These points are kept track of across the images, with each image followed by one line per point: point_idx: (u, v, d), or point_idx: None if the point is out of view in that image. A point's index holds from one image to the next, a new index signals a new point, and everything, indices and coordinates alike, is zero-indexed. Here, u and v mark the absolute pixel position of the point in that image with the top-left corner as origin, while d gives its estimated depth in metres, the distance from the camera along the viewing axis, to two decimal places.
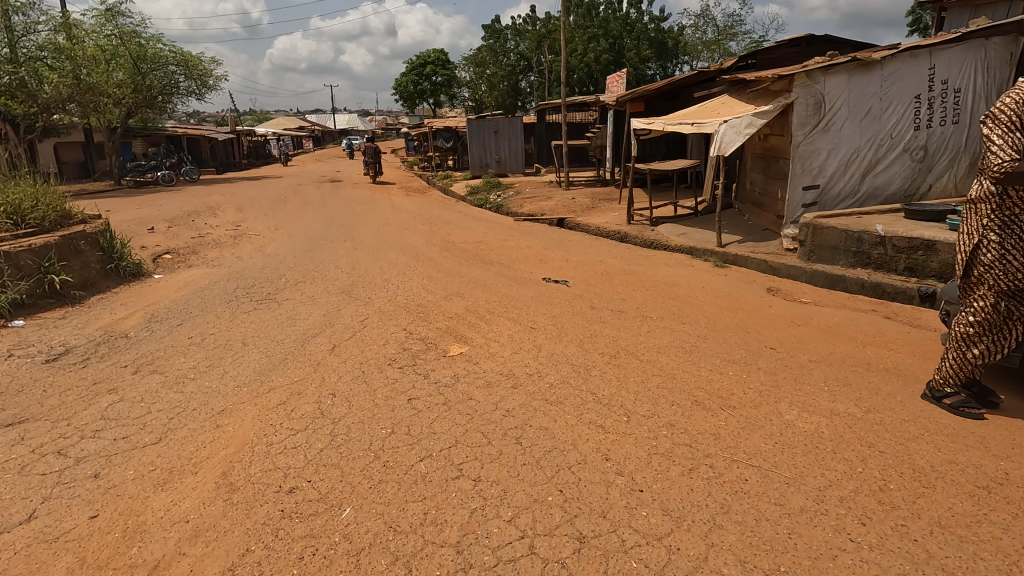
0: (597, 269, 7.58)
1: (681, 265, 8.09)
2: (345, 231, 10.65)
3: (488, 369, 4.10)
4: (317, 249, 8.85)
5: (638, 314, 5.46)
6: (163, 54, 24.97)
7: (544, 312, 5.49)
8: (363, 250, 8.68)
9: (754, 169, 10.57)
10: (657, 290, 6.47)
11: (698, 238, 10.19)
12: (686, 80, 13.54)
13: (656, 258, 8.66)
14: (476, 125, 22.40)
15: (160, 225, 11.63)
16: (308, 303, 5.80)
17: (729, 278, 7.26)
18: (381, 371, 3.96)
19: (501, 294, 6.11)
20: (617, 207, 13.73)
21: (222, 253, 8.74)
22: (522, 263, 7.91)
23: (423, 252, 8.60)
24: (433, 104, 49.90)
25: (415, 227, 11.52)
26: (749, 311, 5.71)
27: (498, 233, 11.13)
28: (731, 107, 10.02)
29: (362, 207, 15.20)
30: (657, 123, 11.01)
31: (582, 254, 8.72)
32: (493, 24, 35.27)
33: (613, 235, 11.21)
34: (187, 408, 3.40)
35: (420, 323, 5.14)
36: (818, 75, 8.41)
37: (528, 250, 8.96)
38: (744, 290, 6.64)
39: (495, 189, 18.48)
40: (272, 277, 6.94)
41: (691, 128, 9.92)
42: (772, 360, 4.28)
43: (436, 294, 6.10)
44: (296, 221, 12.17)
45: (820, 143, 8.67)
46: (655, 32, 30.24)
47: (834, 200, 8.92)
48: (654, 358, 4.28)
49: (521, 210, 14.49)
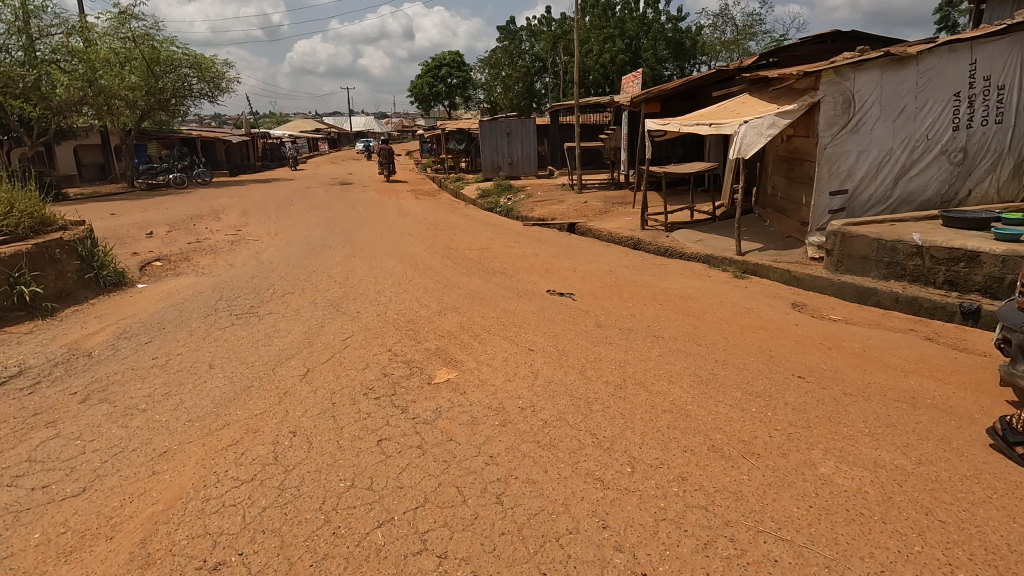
0: (607, 280, 7.08)
1: (697, 275, 7.55)
2: (346, 237, 10.28)
3: (476, 401, 3.63)
4: (314, 256, 8.48)
5: (648, 334, 4.96)
6: (177, 57, 25.04)
7: (545, 330, 5.01)
8: (362, 258, 8.29)
9: (775, 172, 9.96)
10: (671, 305, 5.96)
11: (715, 246, 9.61)
12: (704, 79, 12.95)
13: (670, 267, 8.12)
14: (488, 127, 21.99)
15: (161, 229, 11.39)
16: (291, 317, 5.40)
17: (749, 291, 6.71)
18: (354, 403, 3.50)
19: (500, 309, 5.65)
20: (631, 212, 13.20)
21: (215, 260, 8.42)
22: (527, 273, 7.46)
23: (424, 260, 8.19)
24: (448, 106, 49.72)
25: (420, 232, 11.12)
26: (773, 330, 5.17)
27: (505, 238, 10.68)
28: (751, 107, 9.44)
29: (369, 211, 14.87)
30: (672, 124, 10.46)
31: (591, 263, 8.23)
32: (507, 25, 34.91)
33: (626, 241, 10.69)
34: (126, 448, 2.97)
35: (409, 343, 4.70)
36: (847, 72, 7.81)
37: (534, 258, 8.49)
38: (766, 305, 6.09)
39: (506, 192, 18.05)
40: (260, 287, 6.57)
41: (709, 129, 9.36)
42: (801, 393, 3.74)
43: (430, 308, 5.66)
44: (299, 226, 11.86)
45: (849, 145, 8.05)
46: (673, 32, 29.60)
47: (863, 206, 8.30)
48: (665, 389, 3.77)
49: (531, 214, 14.02)
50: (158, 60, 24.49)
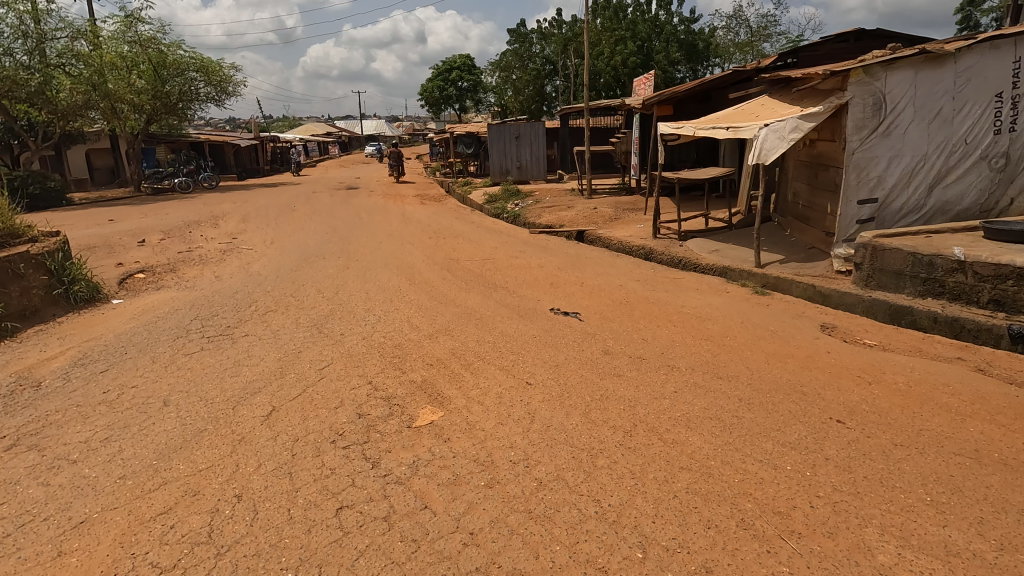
0: (618, 297, 6.53)
1: (714, 291, 7.00)
2: (343, 246, 9.82)
3: (461, 451, 3.12)
4: (306, 268, 8.03)
5: (662, 363, 4.42)
6: (183, 60, 24.87)
7: (545, 358, 4.49)
8: (356, 270, 7.82)
9: (798, 179, 9.36)
10: (686, 327, 5.42)
11: (733, 257, 9.02)
12: (720, 81, 12.37)
13: (684, 281, 7.57)
14: (497, 131, 21.51)
15: (155, 237, 11.02)
16: (269, 340, 4.93)
17: (772, 310, 6.15)
18: (318, 455, 3.00)
19: (498, 332, 5.13)
20: (642, 219, 12.64)
21: (202, 271, 8.00)
22: (531, 287, 6.94)
23: (422, 272, 7.71)
24: (458, 109, 49.35)
25: (421, 241, 10.64)
26: (802, 358, 4.62)
27: (509, 248, 10.17)
28: (772, 109, 8.86)
29: (372, 217, 14.44)
30: (687, 127, 9.90)
31: (600, 276, 7.69)
32: (518, 28, 34.49)
33: (637, 251, 10.13)
34: (37, 517, 2.49)
35: (392, 373, 4.20)
36: (878, 71, 7.23)
37: (540, 271, 7.99)
38: (792, 326, 5.53)
39: (514, 198, 17.55)
40: (241, 304, 6.12)
41: (726, 132, 8.79)
42: (842, 445, 3.19)
43: (422, 330, 5.16)
44: (297, 233, 11.45)
45: (880, 150, 7.46)
46: (686, 34, 28.99)
47: (894, 216, 7.69)
48: (683, 438, 3.24)
49: (538, 221, 13.50)
50: (165, 64, 24.28)
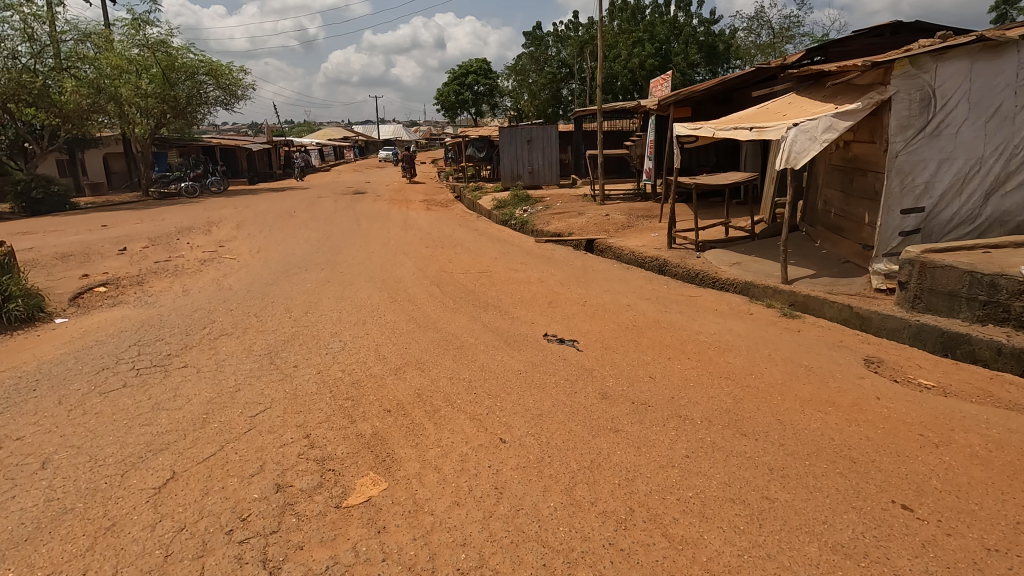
0: (623, 321, 5.71)
1: (735, 313, 6.14)
2: (331, 256, 9.13)
3: (395, 550, 2.34)
4: (283, 281, 7.34)
5: (672, 413, 3.59)
6: (192, 63, 24.62)
7: (529, 403, 3.70)
8: (337, 285, 7.10)
9: (830, 185, 8.43)
10: (703, 362, 4.57)
11: (756, 270, 8.13)
12: (742, 79, 11.45)
13: (701, 300, 6.71)
14: (508, 134, 20.75)
15: (138, 245, 10.46)
16: (208, 374, 4.21)
17: (803, 338, 5.27)
18: (200, 556, 2.25)
19: (477, 366, 4.34)
20: (657, 227, 11.77)
21: (172, 285, 7.35)
22: (526, 307, 6.15)
23: (408, 289, 6.97)
24: (473, 114, 48.76)
25: (418, 251, 9.92)
26: (847, 407, 3.75)
27: (511, 259, 9.40)
28: (801, 107, 7.97)
29: (372, 224, 13.79)
30: (705, 128, 9.04)
31: (606, 293, 6.86)
32: (533, 31, 33.81)
33: (649, 263, 9.28)
34: None
35: (338, 423, 3.43)
36: (926, 62, 6.35)
37: (539, 287, 7.20)
38: (830, 360, 4.65)
39: (523, 203, 16.76)
40: (195, 324, 5.43)
41: (749, 134, 7.93)
42: (913, 551, 2.34)
43: (389, 362, 4.40)
44: (289, 242, 10.82)
45: (928, 152, 6.55)
46: (706, 36, 27.98)
47: (944, 227, 6.75)
48: (695, 538, 2.41)
49: (546, 229, 12.69)
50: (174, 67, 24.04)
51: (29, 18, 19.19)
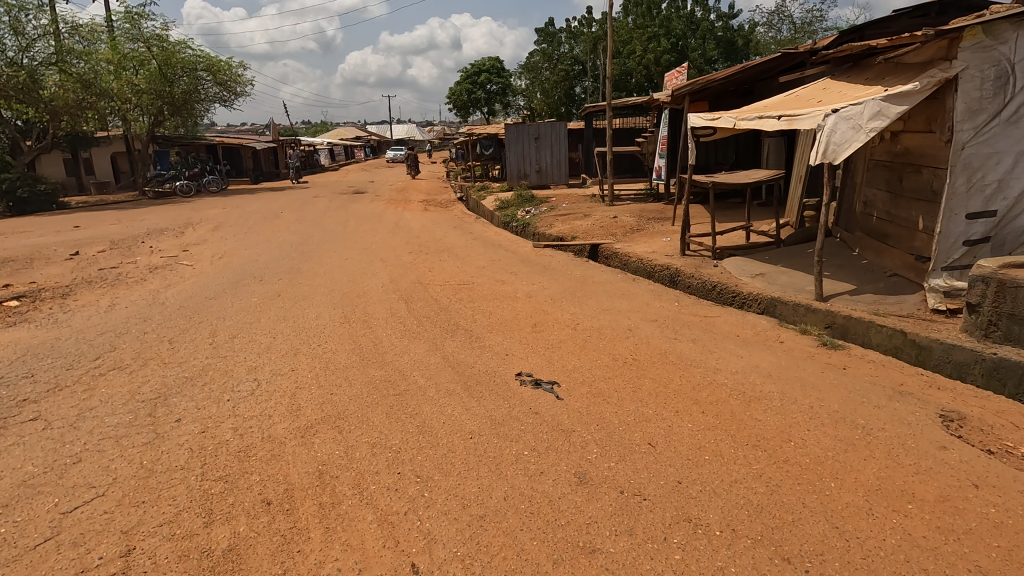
0: (620, 352, 4.57)
1: (762, 342, 4.95)
2: (297, 264, 8.08)
3: None
4: (228, 294, 6.32)
5: (677, 515, 2.46)
6: (191, 58, 23.91)
7: (471, 494, 2.57)
8: (288, 300, 6.05)
9: (873, 184, 7.19)
10: (721, 420, 3.41)
11: (784, 283, 6.93)
12: (766, 66, 10.22)
13: (719, 323, 5.53)
14: (515, 132, 19.67)
15: (94, 249, 9.52)
16: (54, 434, 3.14)
17: (851, 381, 4.09)
18: None
19: (416, 424, 3.24)
20: (669, 231, 10.58)
21: (100, 298, 6.33)
22: (504, 333, 5.05)
23: (369, 306, 5.89)
24: (485, 114, 47.67)
25: (399, 258, 8.85)
26: (935, 506, 2.58)
27: (501, 267, 8.28)
28: (840, 93, 6.78)
29: (359, 226, 12.76)
30: (724, 118, 7.84)
31: (605, 313, 5.73)
32: (546, 27, 32.69)
33: (659, 272, 8.12)
34: None
35: (185, 528, 2.35)
36: (1003, 31, 5.16)
37: (525, 304, 6.09)
38: (893, 418, 3.47)
39: (527, 204, 15.64)
40: (86, 355, 4.38)
41: (779, 124, 6.75)
42: None
43: (301, 416, 3.32)
44: (260, 246, 9.82)
45: (1002, 143, 5.33)
46: (724, 31, 26.64)
47: (1018, 237, 5.51)
48: None
49: (548, 233, 11.55)
50: (171, 62, 23.26)
51: (14, 11, 18.44)
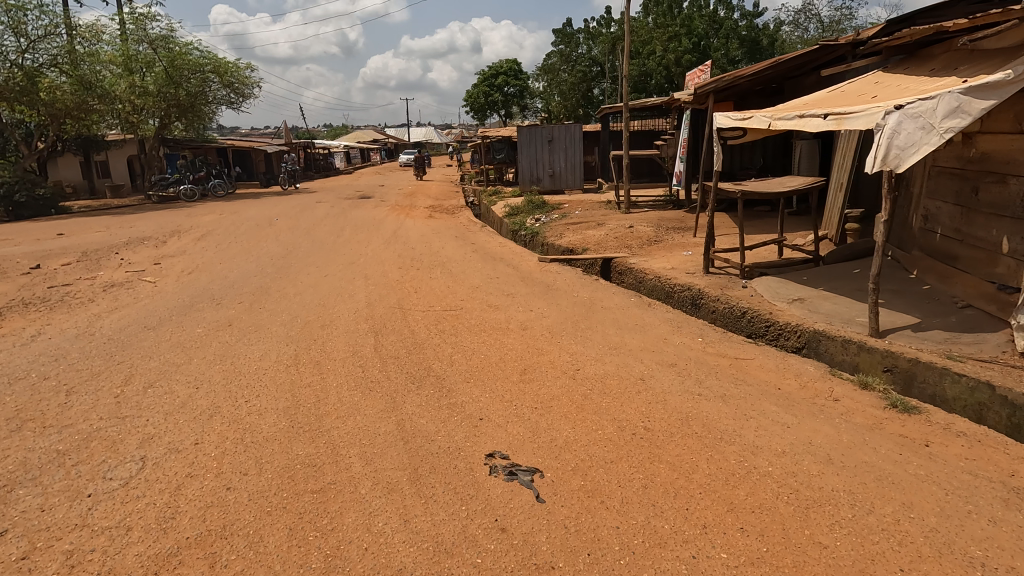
0: (629, 417, 3.53)
1: (811, 404, 3.85)
2: (269, 282, 7.19)
3: None
4: (172, 322, 5.42)
5: None
6: (198, 60, 23.43)
7: None
8: (237, 333, 5.11)
9: (937, 195, 6.05)
10: (770, 549, 2.37)
11: (829, 312, 5.78)
12: (802, 60, 9.06)
13: (753, 371, 4.44)
14: (527, 134, 18.68)
15: (59, 262, 8.76)
16: None
17: (943, 472, 2.99)
18: None
19: (329, 552, 2.26)
20: (691, 244, 9.47)
21: (25, 327, 5.45)
22: (483, 384, 4.05)
23: (331, 341, 4.95)
24: (502, 116, 46.63)
25: (386, 274, 7.89)
26: None
27: (500, 287, 7.28)
28: (901, 86, 5.66)
29: (354, 235, 11.87)
30: (757, 117, 6.75)
31: (614, 354, 4.69)
32: (563, 28, 31.70)
33: (679, 294, 7.04)
34: None
35: None
36: None
37: (517, 339, 5.07)
38: (1019, 548, 2.39)
39: (537, 211, 14.64)
40: None
41: (826, 123, 5.64)
42: None
43: (170, 533, 2.36)
44: (239, 259, 8.96)
45: None
46: (749, 30, 25.32)
47: None
48: None
49: (556, 244, 10.51)
50: (177, 64, 22.82)
51: (13, 10, 17.99)
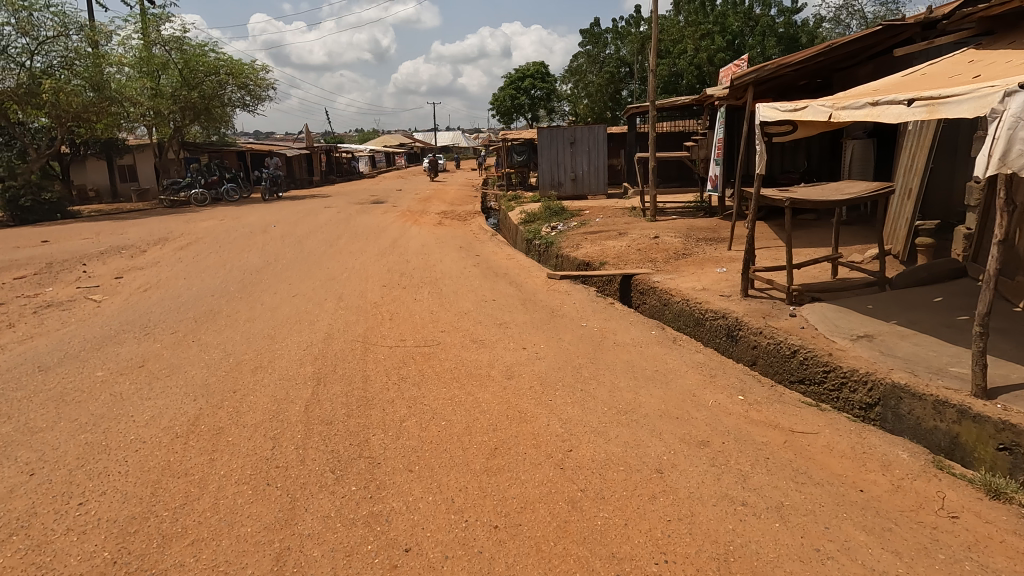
0: (633, 555, 2.29)
1: (915, 526, 2.53)
2: (226, 305, 6.13)
3: None
4: (72, 363, 4.35)
5: None
6: (214, 62, 22.99)
7: None
8: (140, 380, 4.01)
9: None
10: None
11: (908, 354, 4.34)
12: (858, 46, 7.62)
13: (816, 454, 3.14)
14: (548, 136, 17.41)
15: (14, 275, 7.93)
16: None
17: None
18: None
19: None
20: (726, 259, 8.08)
21: None
22: (429, 476, 2.85)
23: (255, 394, 3.82)
24: (528, 120, 45.47)
25: (365, 295, 6.75)
26: None
27: (495, 313, 6.09)
28: (1012, 63, 4.24)
29: (350, 245, 10.82)
30: (813, 108, 5.40)
31: (623, 423, 3.43)
32: (591, 28, 30.45)
33: (711, 325, 5.70)
34: None
35: None
36: None
37: (495, 395, 3.84)
38: None
39: (554, 218, 13.39)
40: None
41: (908, 113, 4.24)
42: None
43: None
44: (209, 274, 7.98)
45: None
46: (786, 27, 23.67)
47: None
48: None
49: (569, 258, 9.25)
50: (192, 66, 22.42)
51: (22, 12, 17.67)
